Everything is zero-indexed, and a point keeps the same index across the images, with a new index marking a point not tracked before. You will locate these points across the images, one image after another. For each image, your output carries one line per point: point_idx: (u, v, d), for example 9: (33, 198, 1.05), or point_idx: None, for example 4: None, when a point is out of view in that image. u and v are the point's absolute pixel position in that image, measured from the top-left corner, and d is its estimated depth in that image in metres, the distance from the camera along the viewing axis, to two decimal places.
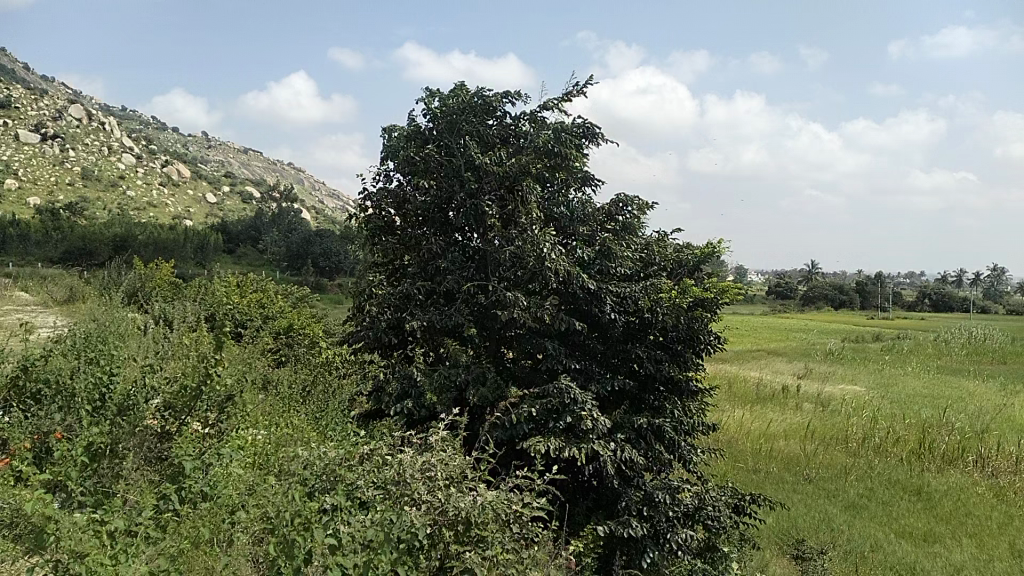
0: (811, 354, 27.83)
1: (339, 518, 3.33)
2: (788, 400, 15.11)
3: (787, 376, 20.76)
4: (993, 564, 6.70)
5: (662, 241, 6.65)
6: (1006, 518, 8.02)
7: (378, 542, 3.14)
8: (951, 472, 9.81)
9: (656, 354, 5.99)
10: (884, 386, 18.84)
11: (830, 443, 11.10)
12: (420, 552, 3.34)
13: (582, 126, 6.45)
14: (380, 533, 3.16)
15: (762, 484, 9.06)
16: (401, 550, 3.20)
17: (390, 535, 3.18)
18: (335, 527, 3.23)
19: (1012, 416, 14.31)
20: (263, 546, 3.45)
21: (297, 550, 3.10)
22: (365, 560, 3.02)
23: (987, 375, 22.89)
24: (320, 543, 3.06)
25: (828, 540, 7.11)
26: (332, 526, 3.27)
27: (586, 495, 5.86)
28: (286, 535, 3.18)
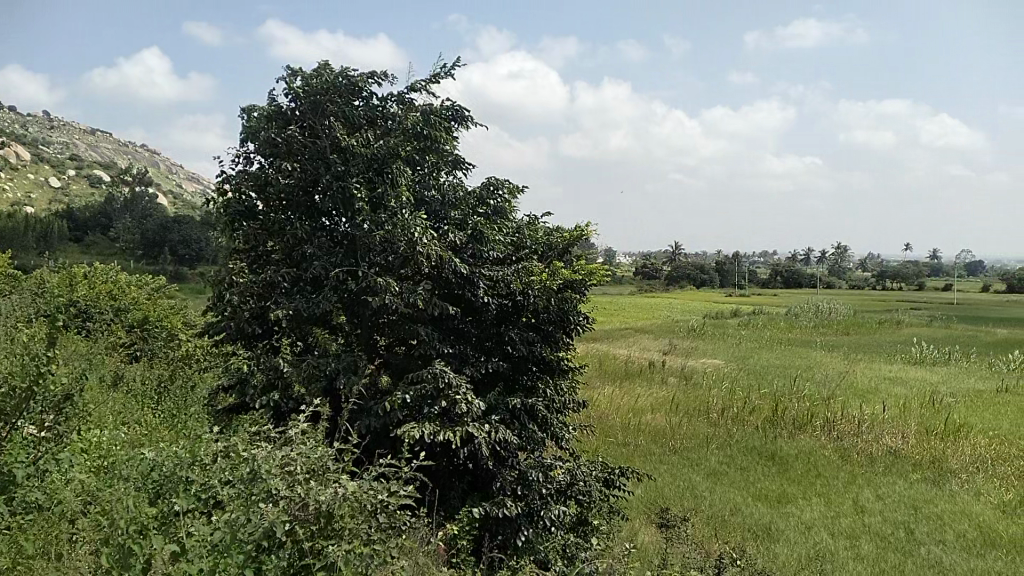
0: (676, 331, 29.19)
1: (184, 523, 3.27)
2: (655, 376, 15.77)
3: (653, 352, 21.67)
4: (839, 520, 7.25)
5: (532, 225, 6.73)
6: (849, 477, 8.71)
7: (225, 546, 3.09)
8: (801, 436, 10.55)
9: (529, 336, 6.05)
10: (741, 359, 20.05)
11: (694, 415, 11.66)
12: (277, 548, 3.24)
13: (451, 109, 6.41)
14: (227, 537, 3.11)
15: (631, 456, 9.42)
16: (252, 552, 3.11)
17: (238, 536, 3.12)
18: (180, 533, 3.20)
19: (853, 383, 15.59)
20: (101, 557, 3.28)
21: (133, 560, 2.99)
22: (209, 565, 2.97)
23: (832, 345, 24.81)
24: (161, 551, 2.99)
25: (691, 507, 7.48)
26: (176, 532, 3.23)
27: (462, 477, 5.86)
28: (123, 543, 3.06)
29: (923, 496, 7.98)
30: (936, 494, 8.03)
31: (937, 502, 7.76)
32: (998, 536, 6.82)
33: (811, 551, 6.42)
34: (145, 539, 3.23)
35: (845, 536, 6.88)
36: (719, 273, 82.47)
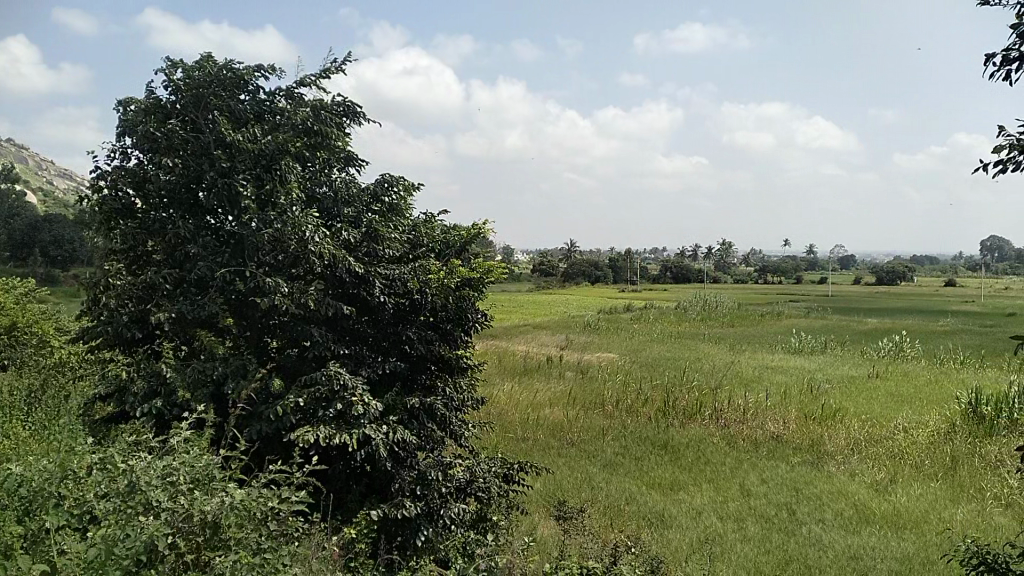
0: (571, 326, 29.72)
1: (54, 541, 3.08)
2: (553, 371, 16.03)
3: (551, 348, 21.99)
4: (727, 504, 7.57)
5: (429, 223, 6.68)
6: (735, 463, 9.11)
7: (99, 564, 2.83)
8: (691, 425, 10.96)
9: (427, 335, 6.00)
10: (635, 352, 20.64)
11: (590, 408, 11.92)
12: (159, 562, 3.10)
13: (341, 105, 6.30)
14: (102, 553, 2.85)
15: (530, 451, 9.51)
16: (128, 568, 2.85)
17: (113, 553, 2.86)
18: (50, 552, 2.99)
19: (738, 372, 16.32)
20: None
21: None
22: None
23: (718, 337, 25.89)
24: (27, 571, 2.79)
25: (587, 498, 7.63)
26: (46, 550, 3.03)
27: (359, 480, 5.77)
28: None
29: (804, 478, 8.44)
30: (815, 476, 8.51)
31: (817, 483, 8.23)
32: (870, 513, 7.30)
33: (702, 535, 6.67)
34: (10, 560, 3.02)
35: (733, 518, 7.19)
36: (612, 269, 84.49)
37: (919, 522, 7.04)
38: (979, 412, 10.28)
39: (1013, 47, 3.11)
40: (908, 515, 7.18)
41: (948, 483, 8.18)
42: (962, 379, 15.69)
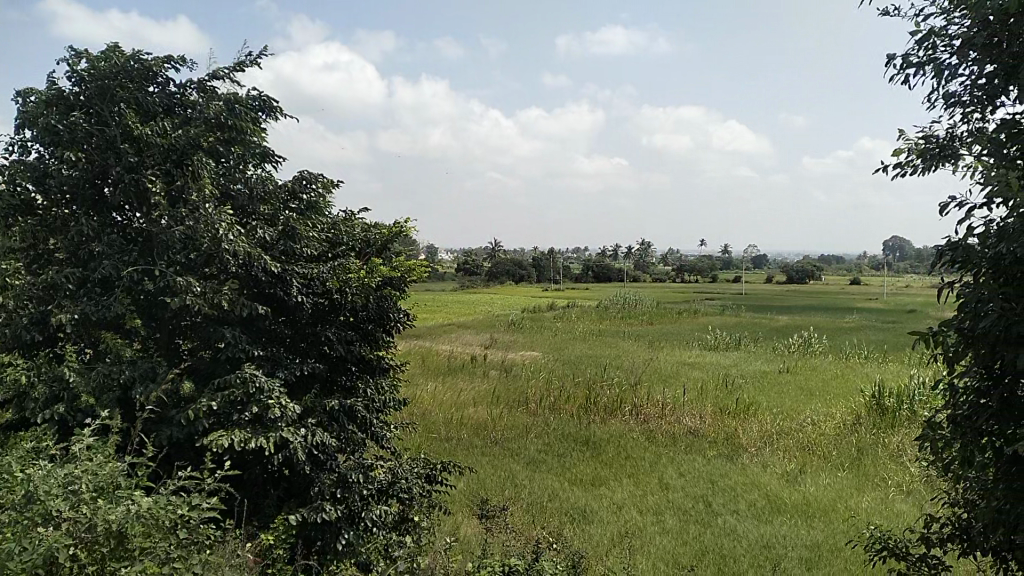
0: (495, 325, 29.79)
1: None
2: (477, 370, 16.03)
3: (474, 347, 22.00)
4: (646, 498, 7.73)
5: (348, 220, 6.56)
6: (655, 457, 9.30)
7: None
8: (612, 421, 11.13)
9: (347, 335, 5.90)
10: (557, 350, 20.86)
11: (513, 407, 11.97)
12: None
13: (257, 99, 6.14)
14: None
15: (453, 450, 9.49)
16: None
17: None
18: None
19: (657, 369, 16.69)
20: None
21: None
22: None
23: (638, 334, 26.41)
24: None
25: (511, 496, 7.66)
26: None
27: (277, 485, 5.65)
28: None
29: (719, 471, 8.69)
30: (730, 468, 8.78)
31: (732, 476, 8.49)
32: (782, 503, 7.56)
33: (621, 529, 6.79)
34: None
35: (652, 512, 7.34)
36: (535, 268, 85.08)
37: (827, 510, 7.34)
38: (881, 404, 10.80)
39: (912, 53, 3.27)
40: (817, 504, 7.48)
41: (853, 473, 8.56)
42: (865, 374, 16.46)
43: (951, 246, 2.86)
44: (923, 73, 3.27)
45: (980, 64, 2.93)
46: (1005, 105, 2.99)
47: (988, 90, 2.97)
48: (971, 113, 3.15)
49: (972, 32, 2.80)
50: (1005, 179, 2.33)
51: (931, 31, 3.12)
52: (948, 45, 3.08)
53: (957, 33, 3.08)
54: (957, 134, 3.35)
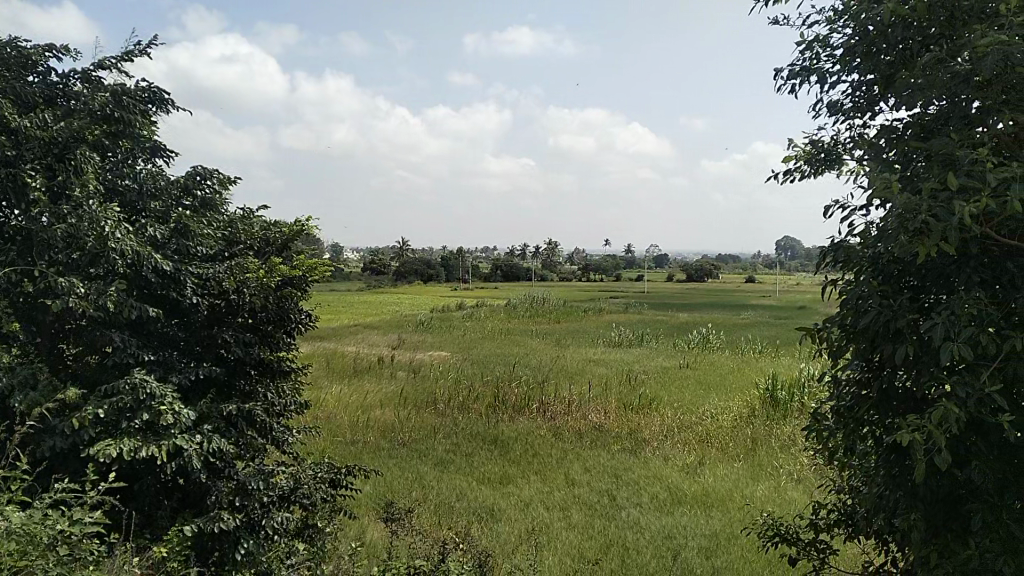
0: (403, 326, 29.51)
1: None
2: (383, 371, 15.83)
3: (381, 348, 21.74)
4: (553, 494, 7.83)
5: (246, 218, 6.36)
6: (561, 454, 9.42)
7: None
8: (519, 419, 11.21)
9: (245, 337, 5.72)
10: (465, 350, 20.84)
11: (421, 408, 11.88)
12: None
13: (147, 91, 5.87)
14: None
15: (359, 453, 9.34)
16: None
17: None
18: None
19: (564, 366, 16.94)
20: None
21: None
22: None
23: (546, 333, 26.72)
24: None
25: (418, 497, 7.60)
26: None
27: (171, 495, 5.42)
28: None
29: (623, 465, 8.88)
30: (633, 462, 9.00)
31: (635, 469, 8.70)
32: (682, 494, 7.80)
33: (528, 526, 6.85)
34: None
35: (559, 508, 7.43)
36: (443, 268, 84.79)
37: (723, 500, 7.63)
38: (774, 397, 11.31)
39: (798, 61, 3.43)
40: (715, 494, 7.76)
41: (748, 463, 8.92)
42: (760, 368, 17.18)
43: (834, 247, 3.01)
44: (808, 79, 3.42)
45: (859, 73, 3.09)
46: (881, 112, 3.18)
47: (867, 97, 3.14)
48: (851, 119, 3.33)
49: (853, 42, 2.96)
50: (882, 183, 2.47)
51: (814, 40, 3.27)
52: (830, 54, 3.24)
53: (839, 42, 3.25)
54: (840, 139, 3.53)
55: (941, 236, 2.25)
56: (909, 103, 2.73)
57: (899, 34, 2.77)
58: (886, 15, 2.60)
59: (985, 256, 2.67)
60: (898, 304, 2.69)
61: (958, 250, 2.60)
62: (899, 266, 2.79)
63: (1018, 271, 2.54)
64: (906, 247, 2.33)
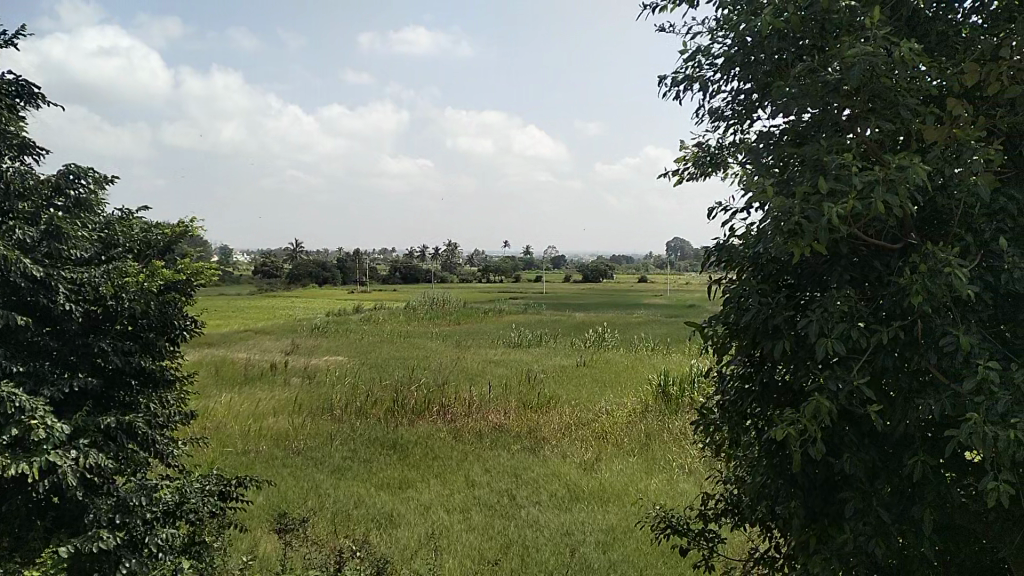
0: (297, 330, 28.74)
1: None
2: (277, 378, 15.35)
3: (274, 354, 21.09)
4: (453, 497, 7.80)
5: (125, 220, 6.03)
6: (461, 456, 9.40)
7: None
8: (419, 422, 11.12)
9: (125, 345, 5.42)
10: (362, 354, 20.49)
11: (316, 414, 11.59)
12: None
13: (12, 83, 5.47)
14: None
15: (251, 464, 9.02)
16: None
17: None
18: None
19: (463, 368, 16.94)
20: None
21: None
22: None
23: (444, 334, 26.64)
24: None
25: (314, 507, 7.42)
26: None
27: (44, 515, 5.07)
28: None
29: (522, 464, 8.95)
30: (533, 461, 9.08)
31: (534, 468, 8.78)
32: (580, 491, 7.94)
33: (428, 530, 6.79)
34: None
35: (459, 510, 7.41)
36: (339, 271, 83.16)
37: (619, 495, 7.80)
38: (667, 392, 11.69)
39: (681, 69, 3.55)
40: (611, 489, 7.94)
41: (643, 457, 9.17)
42: (653, 364, 17.69)
43: (719, 247, 3.13)
44: (692, 87, 3.55)
45: (739, 81, 3.23)
46: (759, 119, 3.33)
47: (747, 104, 3.28)
48: (732, 125, 3.47)
49: (733, 52, 3.09)
50: (759, 186, 2.58)
51: (697, 49, 3.39)
52: (712, 63, 3.36)
53: (719, 51, 3.38)
54: (723, 144, 3.67)
55: (813, 237, 2.38)
56: (784, 110, 2.86)
57: (774, 45, 2.91)
58: (762, 26, 2.72)
59: (854, 255, 2.84)
60: (776, 302, 2.82)
61: (829, 250, 2.76)
62: (777, 265, 2.93)
63: (884, 269, 2.71)
64: (782, 247, 2.45)
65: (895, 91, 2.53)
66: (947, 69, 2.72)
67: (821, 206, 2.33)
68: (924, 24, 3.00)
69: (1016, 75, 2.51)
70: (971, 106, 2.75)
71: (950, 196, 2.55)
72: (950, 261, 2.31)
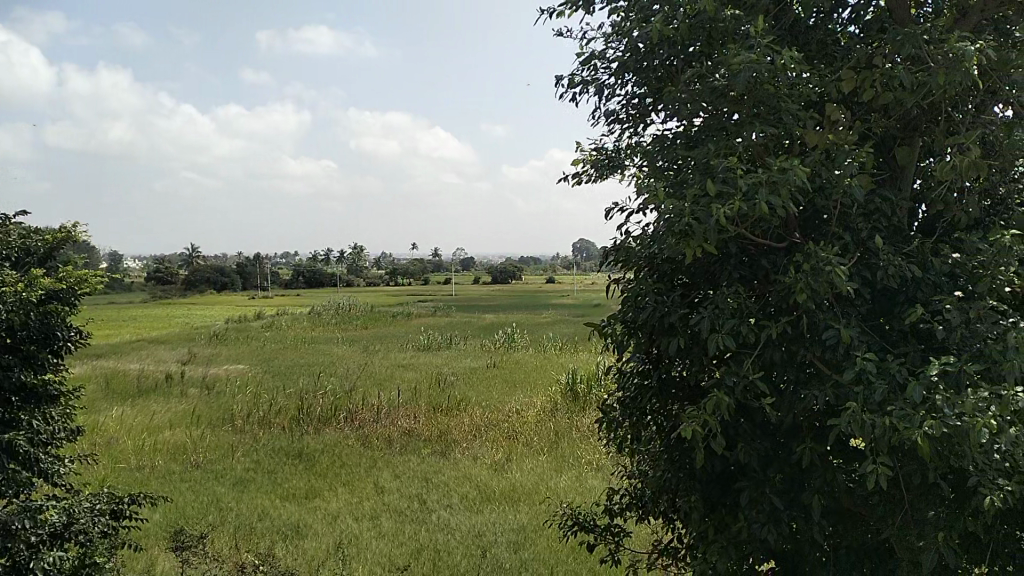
0: (196, 339, 27.65)
1: None
2: (174, 389, 14.71)
3: (170, 364, 20.21)
4: (361, 505, 7.66)
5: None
6: (369, 462, 9.27)
7: None
8: (325, 430, 10.90)
9: (3, 360, 5.08)
10: (265, 362, 19.87)
11: (216, 426, 11.18)
12: None
13: None
14: None
15: (146, 479, 8.62)
16: None
17: None
18: None
19: (371, 373, 16.73)
20: None
21: None
22: None
23: (351, 339, 26.19)
24: None
25: (215, 521, 7.15)
26: None
27: None
28: None
29: (433, 468, 8.89)
30: (443, 464, 9.02)
31: (444, 471, 8.74)
32: (491, 492, 7.96)
33: (336, 540, 6.65)
34: None
35: (368, 518, 7.30)
36: (240, 276, 80.58)
37: (529, 494, 7.87)
38: (575, 390, 11.90)
39: (578, 73, 3.61)
40: (521, 489, 7.99)
41: (552, 455, 9.28)
42: (561, 364, 17.93)
43: (617, 247, 3.19)
44: (588, 90, 3.61)
45: (633, 86, 3.32)
46: (653, 122, 3.42)
47: (641, 108, 3.37)
48: (628, 128, 3.55)
49: (627, 56, 3.16)
50: (653, 188, 2.65)
51: (592, 54, 3.46)
52: (606, 68, 3.44)
53: (614, 56, 3.46)
54: (620, 147, 3.76)
55: (703, 237, 2.46)
56: (676, 114, 2.96)
57: (665, 51, 3.00)
58: (653, 32, 2.80)
59: (744, 254, 2.95)
60: (671, 300, 2.91)
61: (721, 250, 2.86)
62: (672, 264, 3.02)
63: (771, 267, 2.83)
64: (674, 248, 2.53)
65: (779, 96, 2.65)
66: (826, 76, 2.87)
67: (711, 208, 2.41)
68: (805, 33, 3.16)
69: (886, 83, 2.68)
70: (848, 112, 2.92)
71: (830, 196, 2.70)
72: (831, 258, 2.43)
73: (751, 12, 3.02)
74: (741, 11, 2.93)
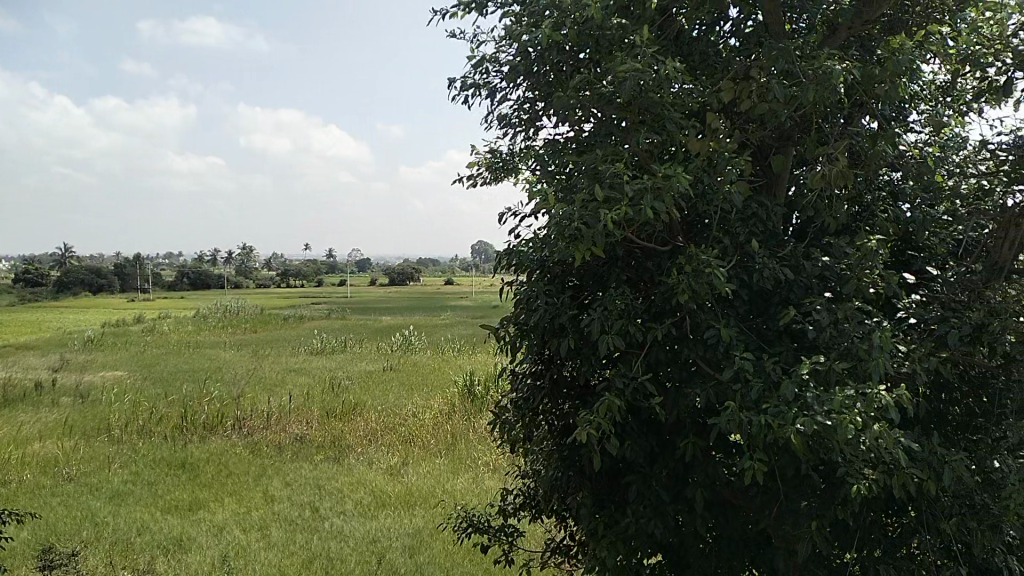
0: (69, 344, 26.01)
1: None
2: (44, 398, 13.77)
3: (39, 371, 18.90)
4: (249, 515, 7.41)
5: None
6: (258, 470, 8.99)
7: None
8: (211, 438, 10.48)
9: None
10: (146, 368, 18.93)
11: (92, 437, 10.55)
12: None
13: None
14: None
15: (11, 496, 8.05)
16: None
17: None
18: None
19: (261, 378, 16.21)
20: None
21: None
22: None
23: (241, 343, 25.30)
24: None
25: (90, 538, 6.75)
26: None
27: None
28: None
29: (326, 475, 8.70)
30: (337, 471, 8.84)
31: (337, 478, 8.56)
32: (386, 497, 7.86)
33: (222, 552, 6.41)
34: None
35: (257, 528, 7.07)
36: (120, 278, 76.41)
37: (426, 497, 7.82)
38: (471, 391, 11.92)
39: (470, 75, 3.62)
40: (417, 493, 7.93)
41: (449, 458, 9.26)
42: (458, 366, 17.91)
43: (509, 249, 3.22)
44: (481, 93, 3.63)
45: (524, 90, 3.36)
46: (544, 126, 3.47)
47: (532, 112, 3.41)
48: (520, 132, 3.59)
49: (518, 60, 3.19)
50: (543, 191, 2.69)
51: (484, 57, 3.48)
52: (498, 71, 3.47)
53: (505, 60, 3.49)
54: (513, 150, 3.79)
55: (591, 240, 2.51)
56: (565, 120, 3.01)
57: (555, 57, 3.05)
58: (543, 38, 2.84)
59: (632, 257, 3.04)
60: (561, 302, 2.96)
61: (609, 252, 2.93)
62: (563, 267, 3.07)
63: (657, 269, 2.93)
64: (563, 251, 2.57)
65: (663, 105, 2.74)
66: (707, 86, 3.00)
67: (598, 213, 2.47)
68: (689, 44, 3.29)
69: (762, 95, 2.82)
70: (728, 121, 3.05)
71: (711, 202, 2.81)
72: (711, 262, 2.53)
73: (637, 21, 3.11)
74: (628, 21, 3.02)
